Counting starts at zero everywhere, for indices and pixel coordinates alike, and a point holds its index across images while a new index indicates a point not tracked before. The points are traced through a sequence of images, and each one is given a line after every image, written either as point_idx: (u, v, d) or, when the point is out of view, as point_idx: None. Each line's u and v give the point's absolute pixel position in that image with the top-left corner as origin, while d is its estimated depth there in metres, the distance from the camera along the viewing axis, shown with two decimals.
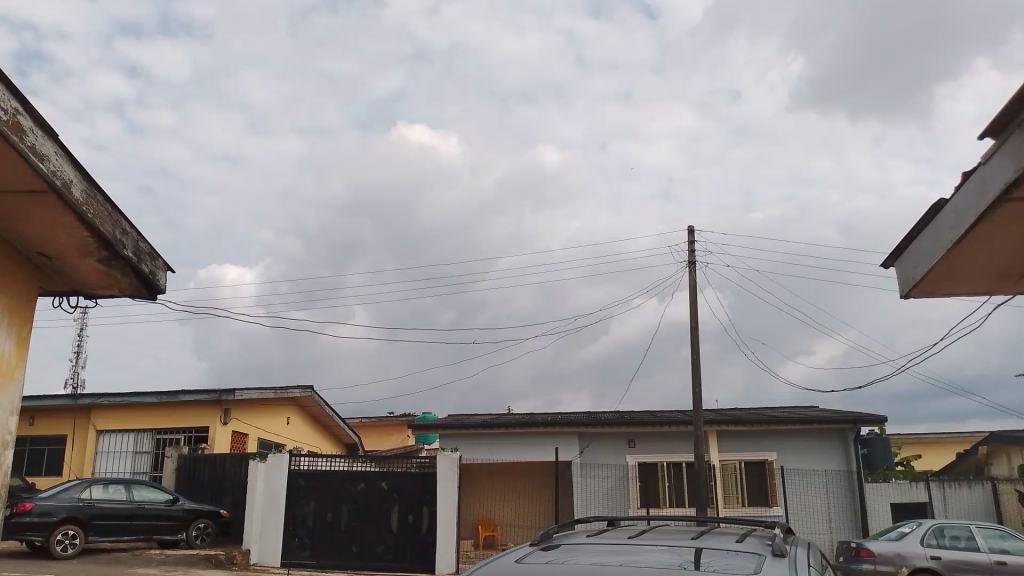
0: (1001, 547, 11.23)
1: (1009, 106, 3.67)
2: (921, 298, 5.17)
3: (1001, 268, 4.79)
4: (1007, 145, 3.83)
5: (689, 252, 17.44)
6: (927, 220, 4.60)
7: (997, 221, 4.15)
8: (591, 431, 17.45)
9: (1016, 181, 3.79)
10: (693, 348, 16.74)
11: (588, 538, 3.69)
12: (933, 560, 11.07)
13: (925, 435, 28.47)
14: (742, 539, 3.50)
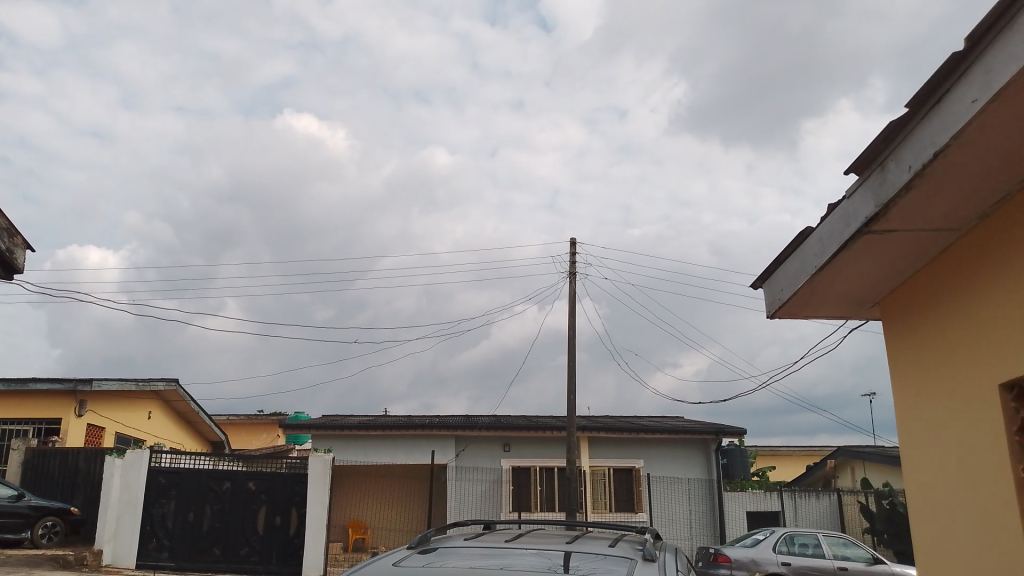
0: (843, 553, 12.12)
1: (873, 145, 3.98)
2: (785, 318, 5.50)
3: (858, 293, 5.16)
4: (868, 181, 4.15)
5: (571, 262, 17.82)
6: (795, 246, 4.90)
7: (856, 251, 4.48)
8: (468, 434, 17.51)
9: (875, 216, 4.10)
10: (570, 357, 17.11)
11: (466, 541, 3.72)
12: (783, 565, 11.72)
13: (779, 449, 30.23)
14: (613, 544, 3.62)
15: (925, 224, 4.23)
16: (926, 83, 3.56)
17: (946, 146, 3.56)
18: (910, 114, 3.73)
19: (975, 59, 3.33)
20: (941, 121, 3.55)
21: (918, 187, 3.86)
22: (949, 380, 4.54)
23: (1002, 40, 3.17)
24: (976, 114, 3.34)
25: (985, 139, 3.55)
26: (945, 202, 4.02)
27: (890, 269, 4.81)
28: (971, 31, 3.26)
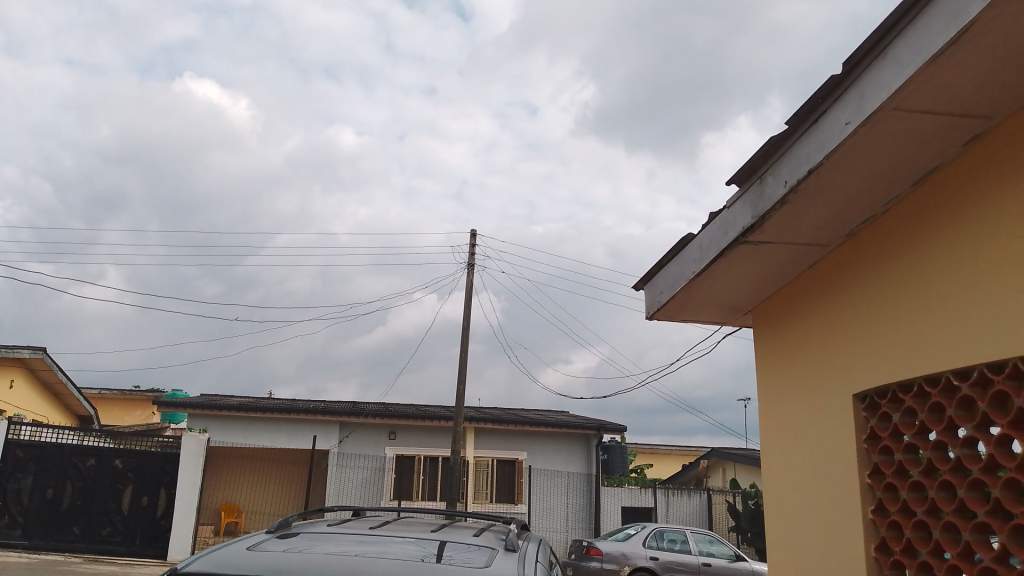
0: (708, 550, 12.66)
1: (754, 158, 4.14)
2: (663, 321, 5.66)
3: (732, 301, 5.37)
4: (747, 193, 4.32)
5: (470, 254, 17.82)
6: (676, 252, 5.05)
7: (733, 259, 4.66)
8: (353, 421, 17.27)
9: (751, 227, 4.28)
10: (462, 348, 17.12)
11: (330, 527, 3.66)
12: (652, 560, 12.11)
13: (658, 447, 31.20)
14: (479, 533, 3.65)
15: (797, 238, 4.44)
16: (806, 103, 3.72)
17: (821, 164, 3.74)
18: (789, 131, 3.89)
19: (851, 85, 3.51)
20: (817, 141, 3.73)
21: (793, 202, 4.04)
22: (809, 387, 4.79)
23: (874, 69, 3.36)
24: (849, 136, 3.53)
25: (856, 160, 3.75)
26: (817, 218, 4.22)
27: (762, 280, 5.02)
28: (849, 57, 3.43)
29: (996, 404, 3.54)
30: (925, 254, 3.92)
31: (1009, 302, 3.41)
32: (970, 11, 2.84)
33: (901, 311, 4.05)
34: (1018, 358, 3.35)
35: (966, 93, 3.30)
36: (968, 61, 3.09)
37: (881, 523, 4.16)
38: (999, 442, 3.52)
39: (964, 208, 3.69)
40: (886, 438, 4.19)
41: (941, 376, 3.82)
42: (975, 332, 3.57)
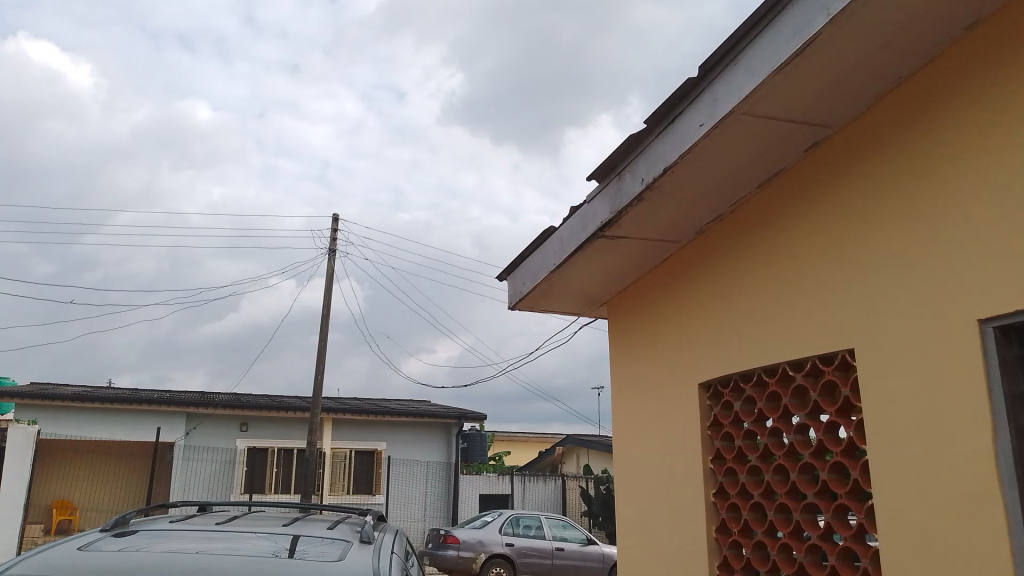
0: (561, 535, 13.02)
1: (613, 155, 4.25)
2: (524, 311, 5.73)
3: (589, 293, 5.50)
4: (607, 188, 4.43)
5: (332, 239, 17.39)
6: (538, 244, 5.12)
7: (592, 252, 4.77)
8: (201, 412, 16.47)
9: (610, 222, 4.39)
10: (321, 337, 16.70)
11: (172, 523, 3.46)
12: (507, 546, 12.33)
13: (515, 435, 31.73)
14: (333, 526, 3.57)
15: (652, 233, 4.60)
16: (664, 103, 3.86)
17: (676, 163, 3.88)
18: (647, 130, 4.02)
19: (705, 88, 3.66)
20: (672, 141, 3.88)
21: (649, 198, 4.18)
22: (659, 377, 4.99)
23: (726, 74, 3.52)
24: (701, 137, 3.69)
25: (707, 160, 3.92)
26: (670, 215, 4.40)
27: (619, 274, 5.18)
28: (704, 61, 3.57)
29: (825, 394, 3.83)
30: (768, 251, 4.16)
31: (840, 297, 3.69)
32: (813, 25, 3.05)
33: (744, 306, 4.29)
34: (846, 351, 3.64)
35: (807, 102, 3.53)
36: (811, 70, 3.30)
37: (721, 505, 4.40)
38: (827, 429, 3.80)
39: (804, 210, 3.95)
40: (728, 425, 4.44)
41: (778, 367, 4.08)
42: (811, 326, 3.84)
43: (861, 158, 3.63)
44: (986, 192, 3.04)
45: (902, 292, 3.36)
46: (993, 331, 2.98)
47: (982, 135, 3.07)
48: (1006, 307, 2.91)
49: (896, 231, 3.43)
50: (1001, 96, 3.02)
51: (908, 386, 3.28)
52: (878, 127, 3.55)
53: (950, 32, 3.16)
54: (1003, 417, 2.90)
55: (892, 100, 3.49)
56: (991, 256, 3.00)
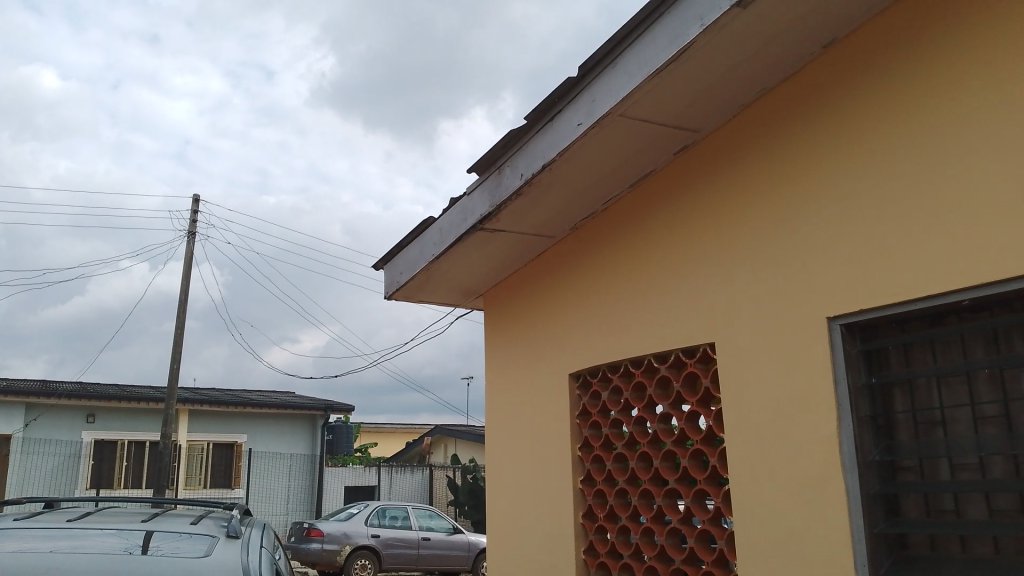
0: (428, 525, 13.01)
1: (495, 149, 4.27)
2: (400, 301, 5.67)
3: (466, 285, 5.51)
4: (487, 181, 4.44)
5: (192, 221, 16.58)
6: (416, 234, 5.07)
7: (471, 244, 4.78)
8: (43, 402, 15.31)
9: (490, 215, 4.42)
10: (179, 324, 15.92)
11: (15, 522, 3.22)
12: (373, 538, 12.21)
13: (383, 426, 31.40)
14: (196, 521, 3.43)
15: (529, 227, 4.67)
16: (544, 100, 3.93)
17: (554, 160, 3.96)
18: (527, 126, 4.08)
19: (584, 88, 3.76)
20: (551, 138, 3.96)
21: (527, 193, 4.25)
22: (532, 369, 5.09)
23: (605, 76, 3.63)
24: (580, 136, 3.78)
25: (584, 159, 4.02)
26: (548, 210, 4.48)
27: (496, 266, 5.22)
28: (584, 61, 3.66)
29: (687, 384, 4.04)
30: (639, 248, 4.32)
31: (706, 295, 3.88)
32: (687, 34, 3.20)
33: (616, 300, 4.44)
34: (708, 344, 3.85)
35: (680, 107, 3.69)
36: (685, 77, 3.45)
37: (588, 491, 4.55)
38: (688, 418, 4.02)
39: (674, 210, 4.12)
40: (596, 414, 4.59)
41: (644, 359, 4.26)
42: (677, 320, 4.02)
43: (728, 162, 3.83)
44: (839, 199, 3.30)
45: (762, 290, 3.58)
46: (839, 328, 3.24)
47: (838, 146, 3.32)
48: (853, 305, 3.16)
49: (758, 232, 3.64)
50: (855, 111, 3.27)
51: (765, 379, 3.50)
52: (744, 133, 3.76)
53: (809, 49, 3.40)
54: (847, 406, 3.15)
55: (757, 109, 3.71)
56: (841, 258, 3.25)
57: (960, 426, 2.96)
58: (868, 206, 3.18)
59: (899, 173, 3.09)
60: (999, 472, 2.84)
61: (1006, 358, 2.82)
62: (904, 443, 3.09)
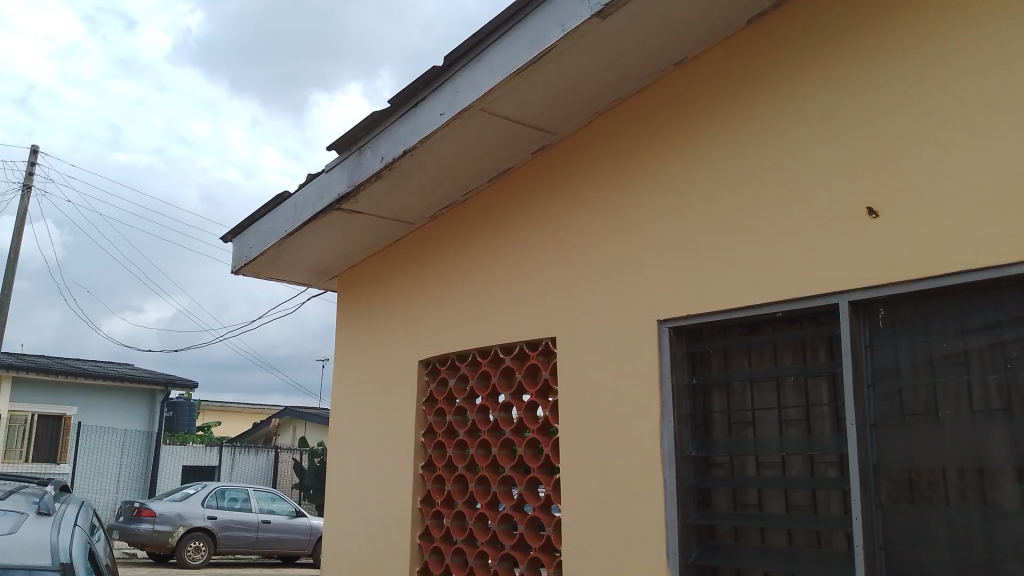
0: (269, 508, 12.68)
1: (356, 129, 4.22)
2: (247, 276, 5.49)
3: (319, 265, 5.41)
4: (346, 161, 4.38)
5: (28, 174, 15.32)
6: (270, 208, 4.92)
7: (326, 223, 4.69)
8: None
9: (346, 195, 4.36)
10: (6, 285, 14.68)
11: None
12: (209, 519, 11.77)
13: (229, 406, 30.24)
14: (5, 497, 3.20)
15: (386, 211, 4.65)
16: (408, 86, 3.92)
17: (414, 147, 3.96)
18: (391, 109, 4.06)
19: (448, 78, 3.79)
20: (413, 125, 3.96)
21: (386, 178, 4.23)
22: (381, 353, 5.08)
23: (469, 69, 3.67)
24: (441, 126, 3.80)
25: (445, 149, 4.05)
26: (406, 196, 4.48)
27: (351, 248, 5.16)
28: (449, 52, 3.69)
29: (529, 376, 4.18)
30: (494, 241, 4.40)
31: (552, 291, 4.01)
32: (549, 38, 3.30)
33: (469, 291, 4.50)
34: (550, 338, 3.99)
35: (539, 108, 3.79)
36: (545, 78, 3.55)
37: (428, 477, 4.61)
38: (527, 407, 4.15)
39: (529, 206, 4.23)
40: (441, 401, 4.65)
41: (491, 349, 4.36)
42: (525, 315, 4.13)
43: (582, 165, 3.97)
44: (681, 209, 3.49)
45: (605, 290, 3.74)
46: (669, 331, 3.45)
47: (682, 160, 3.52)
48: (683, 310, 3.38)
49: (605, 235, 3.80)
50: (698, 129, 3.49)
51: (599, 373, 3.67)
52: (598, 138, 3.91)
53: (662, 65, 3.58)
54: (670, 403, 3.37)
55: (611, 117, 3.87)
56: (677, 265, 3.45)
57: (767, 427, 3.22)
58: (704, 218, 3.40)
59: (734, 190, 3.31)
60: (797, 471, 3.11)
61: (810, 366, 3.10)
62: (718, 440, 3.34)
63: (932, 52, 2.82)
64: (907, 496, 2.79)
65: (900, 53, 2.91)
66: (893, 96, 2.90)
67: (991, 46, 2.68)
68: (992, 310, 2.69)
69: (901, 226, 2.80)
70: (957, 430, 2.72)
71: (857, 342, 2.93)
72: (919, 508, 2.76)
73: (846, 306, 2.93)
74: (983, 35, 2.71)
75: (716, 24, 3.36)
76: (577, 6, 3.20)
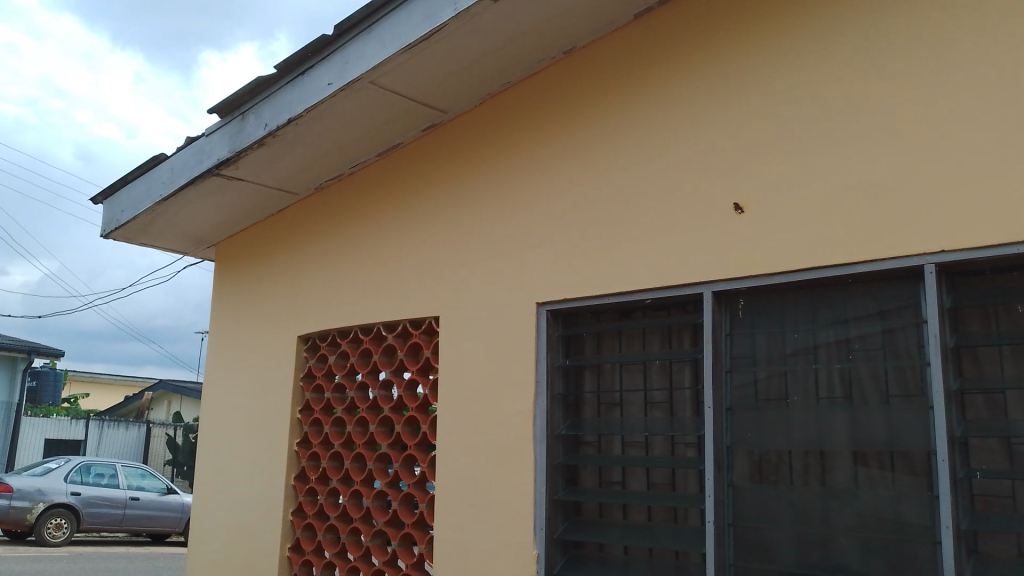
0: (138, 485, 12.17)
1: (240, 93, 4.09)
2: (118, 240, 5.23)
3: (197, 232, 5.23)
4: (228, 125, 4.24)
5: None
6: (144, 170, 4.71)
7: (205, 188, 4.53)
8: None
9: (226, 161, 4.23)
10: None
11: None
12: (72, 496, 11.19)
13: (98, 378, 28.76)
14: None
15: (269, 180, 4.53)
16: (296, 53, 3.84)
17: (300, 116, 3.88)
18: (277, 76, 3.96)
19: (337, 48, 3.73)
20: (299, 93, 3.87)
21: (270, 145, 4.13)
22: (259, 326, 4.97)
23: (360, 41, 3.62)
24: (329, 96, 3.74)
25: (332, 120, 3.99)
26: (291, 166, 4.38)
27: (231, 217, 5.00)
28: (340, 22, 3.63)
29: (410, 354, 4.19)
30: (380, 217, 4.37)
31: (436, 270, 4.02)
32: (441, 16, 3.30)
33: (353, 266, 4.46)
34: (432, 318, 4.02)
35: (430, 85, 3.78)
36: (436, 56, 3.55)
37: (303, 453, 4.55)
38: (406, 386, 4.16)
39: (417, 184, 4.22)
40: (320, 377, 4.60)
41: (373, 326, 4.34)
42: (408, 292, 4.13)
43: (471, 145, 4.00)
44: (564, 194, 3.58)
45: (487, 271, 3.79)
46: (547, 314, 3.54)
47: (567, 146, 3.61)
48: (562, 294, 3.48)
49: (491, 216, 3.84)
50: (583, 119, 3.58)
51: (478, 353, 3.72)
52: (487, 120, 3.94)
53: (552, 53, 3.65)
54: (544, 384, 3.47)
55: (500, 101, 3.91)
56: (559, 249, 3.54)
57: (634, 409, 3.36)
58: (586, 205, 3.49)
59: (615, 179, 3.42)
60: (659, 450, 3.26)
61: (675, 352, 3.25)
62: (588, 419, 3.46)
63: (802, 60, 2.99)
64: (756, 476, 2.97)
65: (773, 58, 3.07)
66: (764, 99, 3.07)
67: (853, 58, 2.88)
68: (840, 305, 2.89)
69: (765, 222, 2.97)
70: (803, 415, 2.92)
71: (719, 329, 3.10)
72: (766, 488, 2.95)
73: (710, 296, 3.09)
74: (846, 46, 2.90)
75: (605, 16, 3.45)
76: None
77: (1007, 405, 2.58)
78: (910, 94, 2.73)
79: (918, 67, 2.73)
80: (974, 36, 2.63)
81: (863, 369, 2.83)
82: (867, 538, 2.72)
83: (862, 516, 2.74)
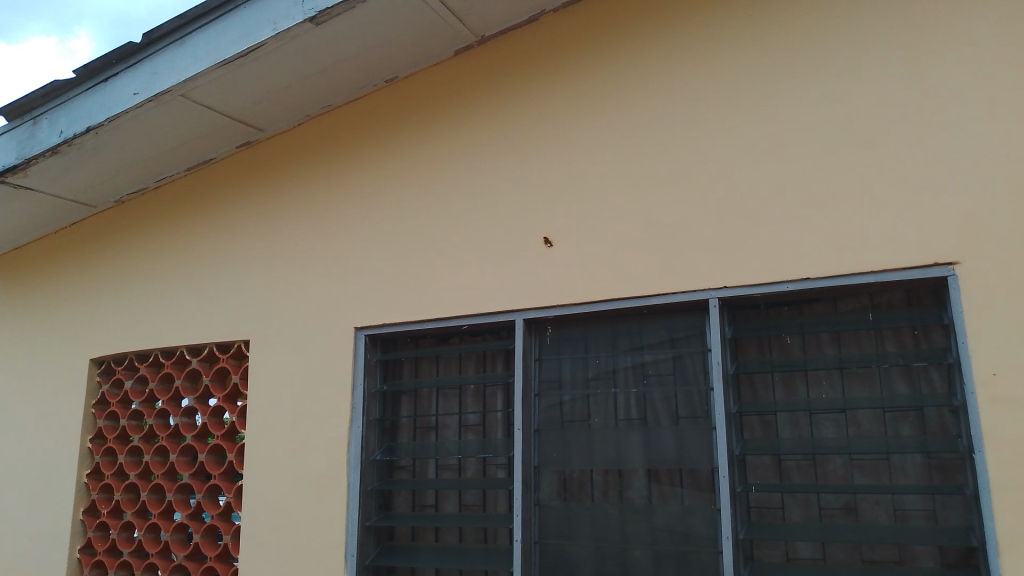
0: None
1: (32, 95, 3.78)
2: None
3: None
4: (16, 129, 3.90)
5: None
6: None
7: None
8: None
9: (13, 168, 3.88)
10: None
11: None
12: None
13: None
14: None
15: (63, 191, 4.21)
16: (99, 58, 3.61)
17: (101, 126, 3.65)
18: (75, 81, 3.70)
19: (145, 57, 3.55)
20: (100, 101, 3.64)
21: (65, 154, 3.84)
22: (44, 348, 4.57)
23: (170, 52, 3.47)
24: (134, 107, 3.55)
25: (136, 132, 3.78)
26: (89, 177, 4.10)
27: (16, 228, 4.59)
28: (149, 31, 3.47)
29: (217, 379, 4.03)
30: (188, 234, 4.18)
31: (246, 292, 3.90)
32: (259, 35, 3.24)
33: (156, 286, 4.22)
34: (241, 341, 3.89)
35: (245, 102, 3.69)
36: (253, 74, 3.47)
37: (94, 486, 4.23)
38: (212, 412, 3.99)
39: (229, 202, 4.08)
40: (115, 404, 4.31)
41: (176, 350, 4.13)
42: (216, 314, 3.97)
43: (288, 165, 3.93)
44: (382, 220, 3.60)
45: (301, 294, 3.73)
46: (363, 338, 3.54)
47: (387, 173, 3.64)
48: (378, 319, 3.49)
49: (306, 239, 3.79)
50: (403, 147, 3.63)
51: (291, 379, 3.65)
52: (306, 141, 3.89)
53: (373, 80, 3.68)
54: (359, 410, 3.47)
55: (320, 122, 3.88)
56: (375, 275, 3.56)
57: (447, 432, 3.42)
58: (403, 232, 3.54)
59: (432, 208, 3.49)
60: (471, 472, 3.34)
61: (488, 376, 3.36)
62: (403, 444, 3.49)
63: (606, 107, 3.21)
64: (561, 495, 3.13)
65: (581, 101, 3.27)
66: (572, 140, 3.26)
67: (653, 107, 3.12)
68: (636, 334, 3.12)
69: (571, 255, 3.15)
70: (603, 436, 3.11)
71: (529, 355, 3.25)
72: (570, 506, 3.11)
73: (520, 324, 3.23)
74: (646, 96, 3.14)
75: (424, 49, 3.53)
76: (290, 8, 3.18)
77: (777, 425, 2.89)
78: (699, 144, 3.01)
79: (705, 121, 3.01)
80: (755, 96, 2.94)
81: (656, 393, 3.06)
82: (659, 550, 2.92)
83: (654, 529, 2.95)
